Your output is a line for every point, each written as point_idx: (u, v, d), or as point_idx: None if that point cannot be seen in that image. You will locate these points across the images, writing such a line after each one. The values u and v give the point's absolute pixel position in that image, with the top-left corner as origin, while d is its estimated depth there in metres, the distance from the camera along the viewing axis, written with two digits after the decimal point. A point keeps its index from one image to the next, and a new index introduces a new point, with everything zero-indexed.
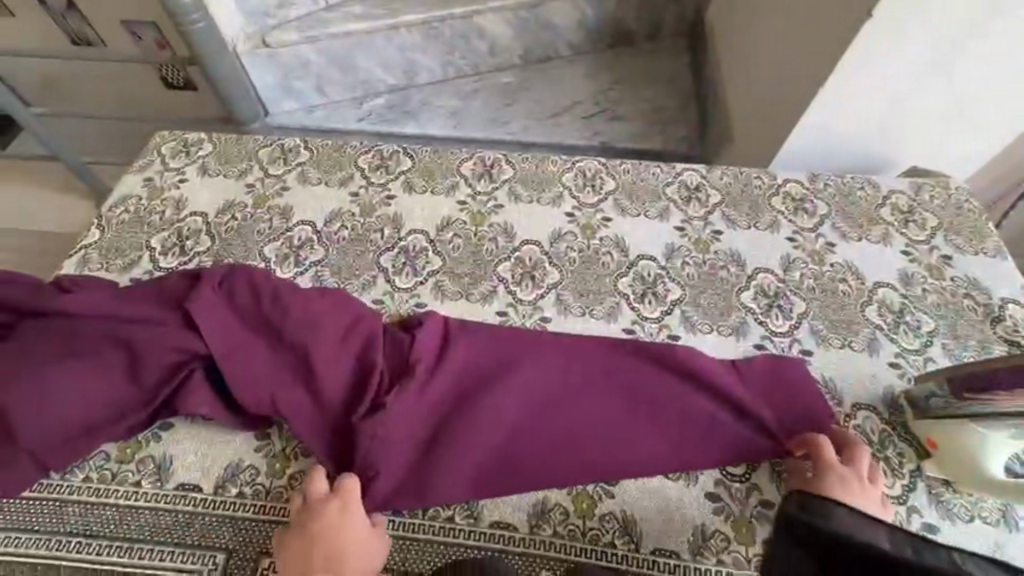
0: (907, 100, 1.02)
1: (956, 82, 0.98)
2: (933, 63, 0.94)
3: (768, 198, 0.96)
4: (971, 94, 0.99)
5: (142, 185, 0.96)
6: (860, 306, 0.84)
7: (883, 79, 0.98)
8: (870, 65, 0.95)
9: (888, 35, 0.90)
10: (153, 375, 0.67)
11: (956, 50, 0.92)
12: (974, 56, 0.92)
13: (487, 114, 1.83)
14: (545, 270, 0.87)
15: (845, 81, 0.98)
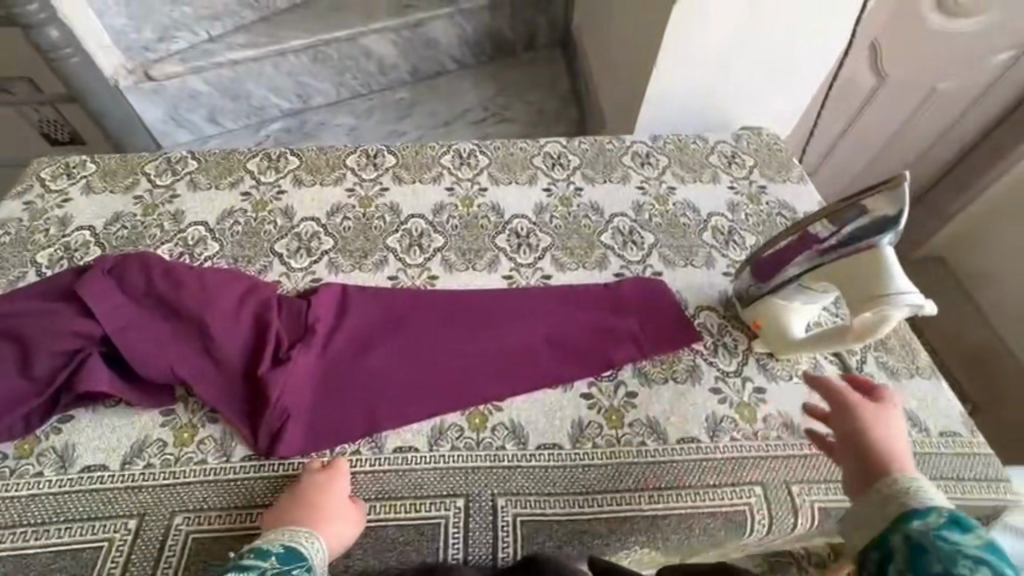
0: (724, 72, 1.24)
1: (756, 55, 1.21)
2: (733, 35, 1.17)
3: (619, 158, 1.12)
4: (773, 61, 1.23)
5: (22, 208, 0.96)
6: (699, 233, 1.00)
7: (700, 53, 1.21)
8: (689, 46, 1.19)
9: (693, 21, 1.14)
10: (49, 368, 0.69)
11: (745, 20, 1.14)
12: (761, 25, 1.15)
13: (383, 128, 1.94)
14: (430, 237, 0.96)
15: (671, 56, 1.21)
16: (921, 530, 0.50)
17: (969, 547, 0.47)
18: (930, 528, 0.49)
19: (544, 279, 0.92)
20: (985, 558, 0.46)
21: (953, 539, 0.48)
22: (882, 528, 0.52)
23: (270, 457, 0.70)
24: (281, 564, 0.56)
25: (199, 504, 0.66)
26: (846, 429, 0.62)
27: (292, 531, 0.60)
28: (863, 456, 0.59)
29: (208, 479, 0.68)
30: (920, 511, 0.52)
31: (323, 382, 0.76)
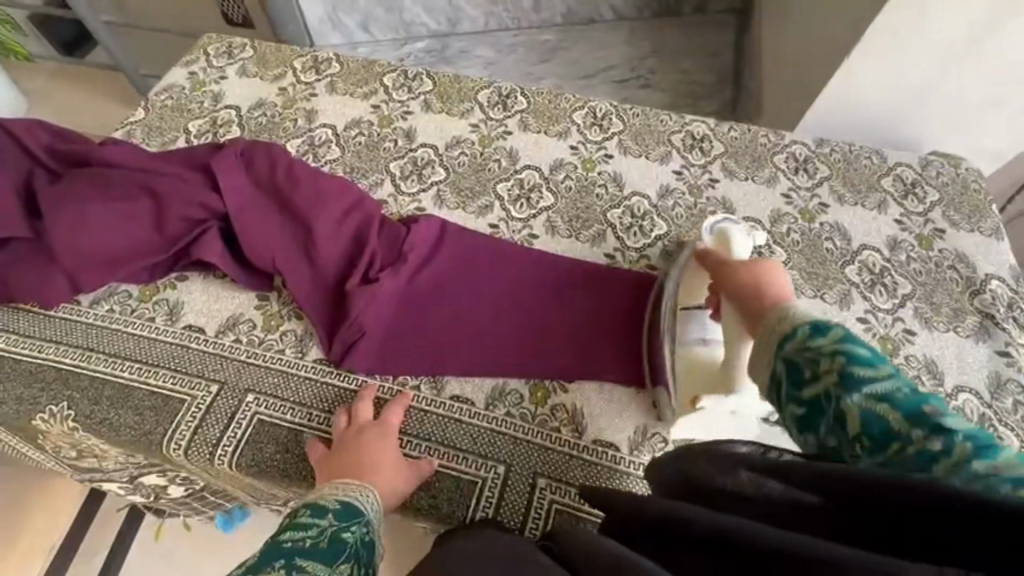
0: (924, 86, 1.04)
1: (976, 77, 0.99)
2: (945, 54, 0.96)
3: (771, 156, 0.98)
4: (996, 88, 1.00)
5: (186, 77, 1.04)
6: (841, 265, 0.86)
7: (897, 66, 1.01)
8: (885, 59, 1.00)
9: (898, 33, 0.94)
10: (181, 231, 0.75)
11: (973, 37, 0.92)
12: (987, 46, 0.93)
13: (521, 68, 1.87)
14: (541, 193, 0.91)
15: (856, 69, 1.02)
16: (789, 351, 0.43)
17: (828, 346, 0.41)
18: (799, 344, 0.43)
19: (648, 269, 0.84)
20: (838, 345, 0.41)
21: (816, 342, 0.42)
22: (770, 357, 0.46)
23: (339, 367, 0.73)
24: (338, 521, 0.52)
25: (270, 389, 0.71)
26: (736, 292, 0.57)
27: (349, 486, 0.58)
28: (749, 308, 0.53)
29: (282, 370, 0.72)
30: (791, 332, 0.44)
31: (403, 307, 0.77)
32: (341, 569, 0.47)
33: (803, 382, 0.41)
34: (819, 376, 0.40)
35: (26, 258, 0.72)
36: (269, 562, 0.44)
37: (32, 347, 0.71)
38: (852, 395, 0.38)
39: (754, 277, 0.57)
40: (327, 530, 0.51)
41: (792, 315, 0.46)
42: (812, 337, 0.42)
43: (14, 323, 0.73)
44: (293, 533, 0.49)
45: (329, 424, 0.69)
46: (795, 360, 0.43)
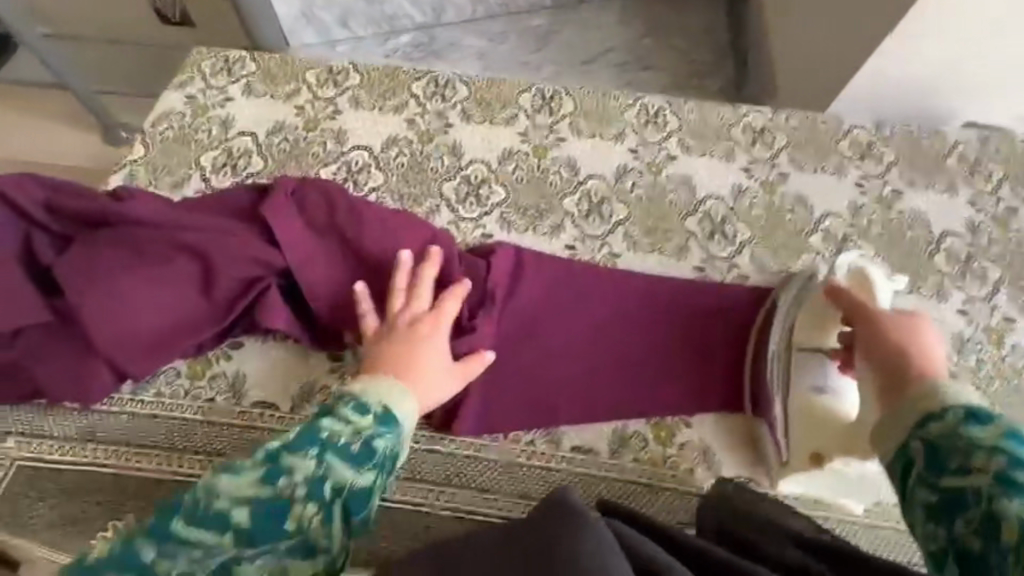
0: (965, 58, 1.02)
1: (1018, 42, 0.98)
2: (989, 23, 0.96)
3: (834, 143, 0.94)
4: None
5: (184, 101, 0.90)
6: (929, 254, 0.83)
7: (941, 39, 0.99)
8: (930, 32, 0.98)
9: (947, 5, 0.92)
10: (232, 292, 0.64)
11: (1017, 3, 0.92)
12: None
13: (517, 57, 1.76)
14: (612, 205, 0.84)
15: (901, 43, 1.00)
16: (934, 432, 0.44)
17: (986, 438, 0.42)
18: (947, 428, 0.44)
19: (741, 280, 0.79)
20: (998, 443, 0.42)
21: (970, 431, 0.43)
22: (904, 432, 0.46)
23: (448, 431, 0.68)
24: (374, 424, 0.56)
25: None
26: (879, 352, 0.55)
27: (388, 387, 0.58)
28: (893, 376, 0.52)
29: None
30: (940, 411, 0.45)
31: (497, 354, 0.71)
32: (365, 479, 0.54)
33: (948, 469, 0.42)
34: (973, 470, 0.41)
35: (53, 348, 0.61)
36: (301, 449, 0.53)
37: (76, 451, 0.61)
38: (1010, 499, 0.39)
39: (899, 335, 0.56)
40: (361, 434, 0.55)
41: (947, 392, 0.47)
42: (966, 424, 0.43)
43: (47, 426, 0.62)
44: (334, 425, 0.55)
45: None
46: (943, 443, 0.43)
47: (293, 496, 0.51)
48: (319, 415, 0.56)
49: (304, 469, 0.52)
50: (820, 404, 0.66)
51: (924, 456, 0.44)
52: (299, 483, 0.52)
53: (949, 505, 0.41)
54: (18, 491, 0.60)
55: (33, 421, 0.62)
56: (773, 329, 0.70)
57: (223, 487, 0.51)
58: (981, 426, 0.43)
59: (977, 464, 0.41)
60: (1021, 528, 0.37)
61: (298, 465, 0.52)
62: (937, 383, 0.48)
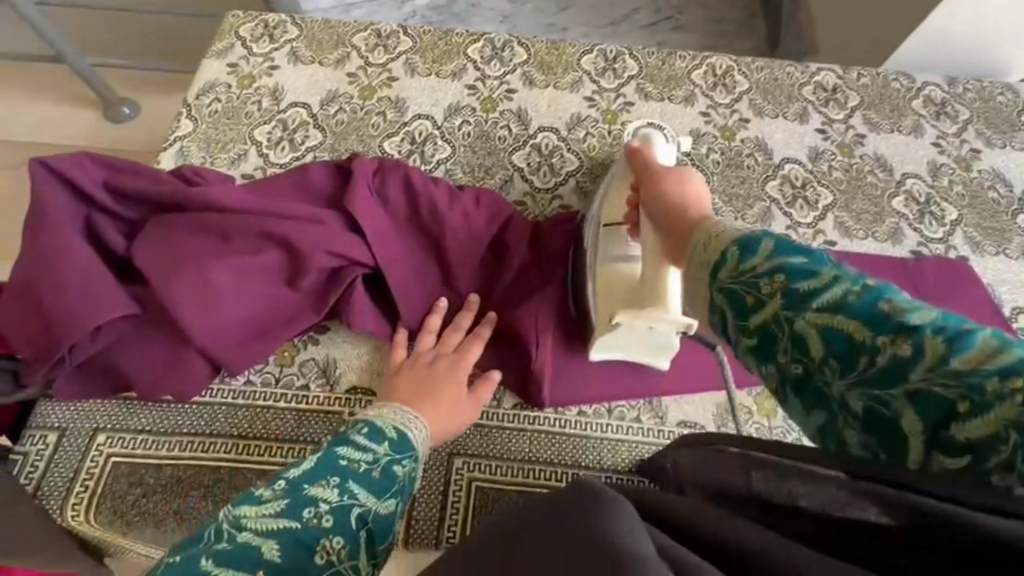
0: None
1: None
2: None
3: (908, 101, 0.91)
4: None
5: (228, 72, 0.84)
6: (1011, 215, 0.81)
7: None
8: None
9: None
10: (320, 283, 0.62)
11: None
12: None
13: (541, 20, 1.68)
14: (689, 172, 0.81)
15: None
16: (722, 279, 0.37)
17: (759, 263, 0.36)
18: (734, 269, 0.37)
19: (828, 246, 0.77)
20: (774, 264, 0.35)
21: (750, 264, 0.36)
22: (704, 287, 0.39)
23: (544, 411, 0.64)
24: (393, 452, 0.50)
25: (476, 449, 0.61)
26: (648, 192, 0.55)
27: (398, 408, 0.54)
28: (669, 224, 0.49)
29: (484, 424, 0.63)
30: (723, 252, 0.39)
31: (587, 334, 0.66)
32: (390, 505, 0.45)
33: (747, 308, 0.35)
34: (764, 297, 0.34)
35: (144, 342, 0.59)
36: (319, 478, 0.44)
37: (173, 446, 0.58)
38: (804, 314, 0.33)
39: (677, 192, 0.52)
40: (382, 459, 0.48)
41: (724, 230, 0.41)
42: (740, 259, 0.37)
43: (138, 421, 0.59)
44: (353, 451, 0.48)
45: (557, 478, 0.61)
46: (736, 284, 0.36)
47: (319, 532, 0.40)
48: (335, 443, 0.49)
49: (327, 501, 0.42)
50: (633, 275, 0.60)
51: (727, 305, 0.37)
52: (324, 515, 0.41)
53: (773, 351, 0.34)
54: (117, 488, 0.56)
55: (123, 417, 0.59)
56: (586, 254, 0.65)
57: (232, 523, 0.39)
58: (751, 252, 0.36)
59: (766, 288, 0.34)
60: (821, 331, 0.32)
61: (320, 497, 0.42)
62: (708, 224, 0.44)
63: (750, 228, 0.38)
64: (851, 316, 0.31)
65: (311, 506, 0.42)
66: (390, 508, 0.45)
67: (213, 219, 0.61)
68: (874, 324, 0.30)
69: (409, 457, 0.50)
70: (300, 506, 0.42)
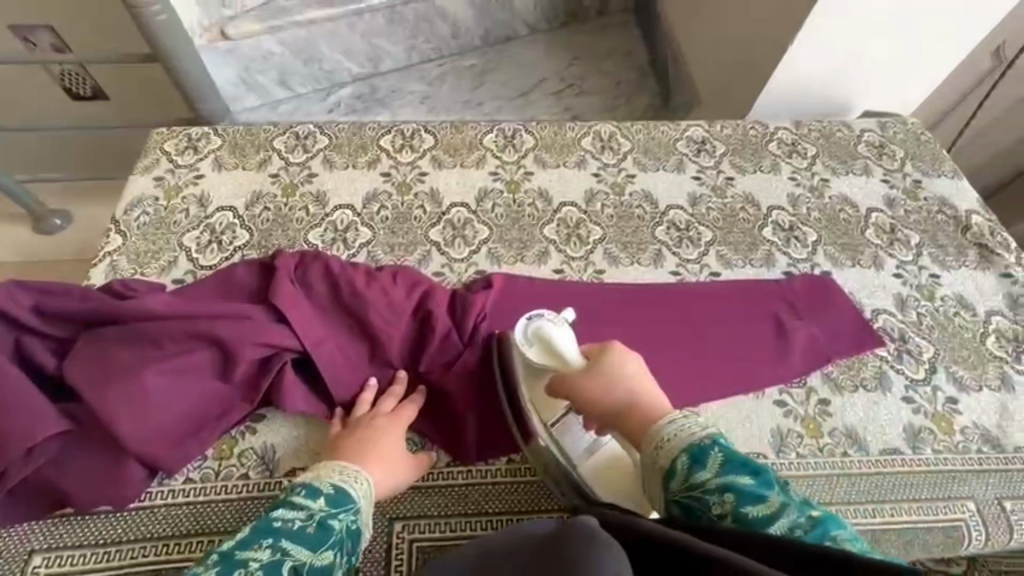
0: (850, 63, 1.22)
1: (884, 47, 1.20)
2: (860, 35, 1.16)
3: (765, 145, 1.07)
4: (899, 51, 1.21)
5: (154, 185, 0.90)
6: (861, 230, 0.96)
7: (829, 48, 1.18)
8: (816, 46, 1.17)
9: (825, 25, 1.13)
10: (253, 377, 0.67)
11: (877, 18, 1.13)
12: (886, 24, 1.15)
13: (458, 98, 1.84)
14: (587, 227, 0.92)
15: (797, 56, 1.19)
16: (679, 491, 0.55)
17: (711, 482, 0.53)
18: (686, 484, 0.54)
19: (713, 276, 0.88)
20: (723, 484, 0.53)
21: (700, 480, 0.54)
22: (662, 492, 0.57)
23: (476, 464, 0.69)
24: (329, 507, 0.57)
25: (414, 511, 0.65)
26: (590, 410, 0.66)
27: (345, 468, 0.61)
28: (625, 426, 0.63)
29: (420, 486, 0.67)
30: (672, 467, 0.56)
31: None
32: (326, 556, 0.53)
33: (704, 516, 0.53)
34: (717, 515, 0.52)
35: (78, 454, 0.61)
36: (252, 542, 0.52)
37: (112, 556, 0.59)
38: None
39: (612, 391, 0.64)
40: (317, 514, 0.56)
41: (681, 439, 0.57)
42: (694, 473, 0.54)
43: (77, 536, 0.60)
44: (288, 512, 0.55)
45: (472, 527, 0.65)
46: (689, 499, 0.54)
47: None
48: (274, 507, 0.57)
49: (259, 559, 0.50)
50: (613, 455, 0.68)
51: (683, 514, 0.55)
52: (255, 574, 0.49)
53: None
54: None
55: (59, 534, 0.60)
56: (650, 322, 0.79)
57: None
58: (702, 470, 0.54)
59: (718, 507, 0.52)
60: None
61: (252, 558, 0.50)
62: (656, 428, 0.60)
63: (698, 440, 0.56)
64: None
65: (246, 566, 0.49)
66: (325, 558, 0.53)
67: (147, 328, 0.65)
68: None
69: (345, 509, 0.57)
70: (235, 564, 0.50)
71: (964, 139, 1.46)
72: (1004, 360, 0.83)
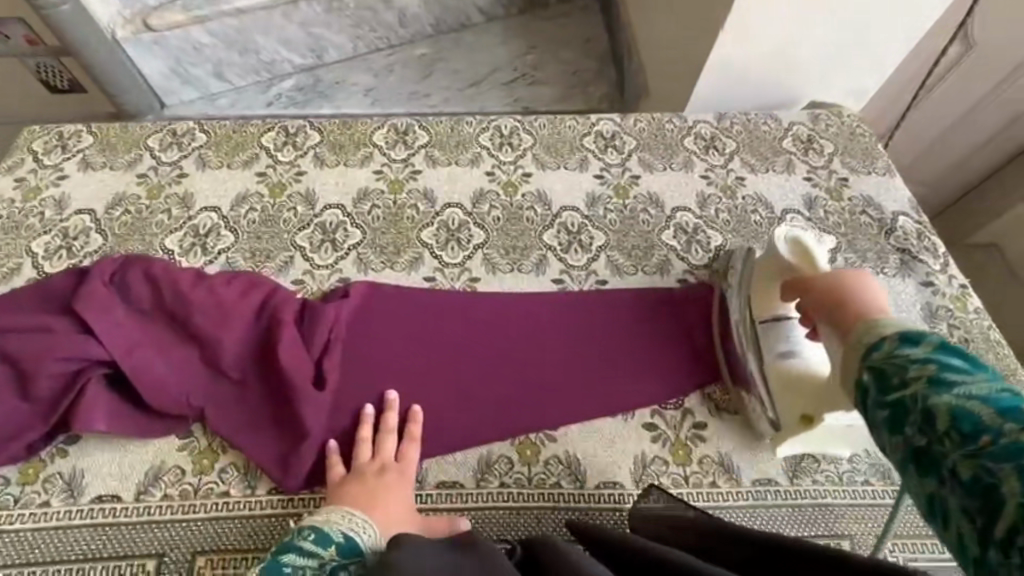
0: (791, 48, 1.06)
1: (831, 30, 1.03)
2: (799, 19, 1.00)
3: (681, 139, 0.98)
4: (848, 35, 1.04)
5: (13, 186, 0.86)
6: (772, 233, 0.88)
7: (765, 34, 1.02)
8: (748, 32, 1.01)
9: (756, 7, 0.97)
10: (50, 401, 0.62)
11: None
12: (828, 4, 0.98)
13: (404, 88, 1.73)
14: (469, 230, 0.85)
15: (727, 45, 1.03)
16: (873, 358, 0.39)
17: (919, 352, 0.37)
18: (888, 352, 0.38)
19: (599, 285, 0.82)
20: (931, 352, 0.36)
21: (906, 353, 0.37)
22: (852, 369, 0.41)
23: (301, 493, 0.63)
24: (339, 556, 0.53)
25: (221, 544, 0.60)
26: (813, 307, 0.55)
27: (349, 513, 0.57)
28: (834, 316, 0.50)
29: (231, 516, 0.61)
30: (874, 342, 0.41)
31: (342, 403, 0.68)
32: None
33: (892, 385, 0.37)
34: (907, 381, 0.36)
35: None
36: None
37: None
38: (941, 394, 0.33)
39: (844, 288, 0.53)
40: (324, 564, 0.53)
41: (893, 326, 0.41)
42: (901, 346, 0.38)
43: None
44: (297, 558, 0.53)
45: None
46: (882, 366, 0.38)
47: None
48: (283, 546, 0.54)
49: None
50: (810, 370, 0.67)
51: (868, 384, 0.39)
52: None
53: (895, 420, 0.36)
54: None
55: None
56: (734, 293, 0.75)
57: None
58: (911, 343, 0.38)
59: (912, 373, 0.36)
60: (953, 409, 0.32)
61: None
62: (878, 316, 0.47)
63: (917, 328, 0.40)
64: (1005, 414, 0.30)
65: None
66: None
67: None
68: (1011, 413, 0.30)
69: (352, 560, 0.53)
70: None
71: (907, 158, 1.42)
72: None
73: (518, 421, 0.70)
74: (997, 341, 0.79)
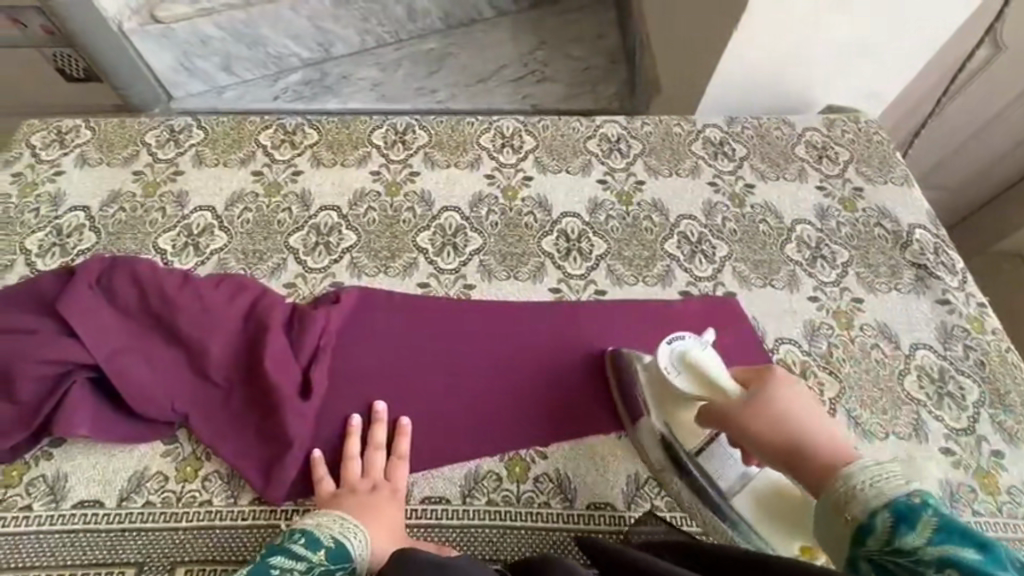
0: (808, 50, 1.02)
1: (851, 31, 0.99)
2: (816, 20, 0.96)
3: (689, 144, 0.95)
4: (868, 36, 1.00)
5: (10, 181, 0.86)
6: (780, 244, 0.85)
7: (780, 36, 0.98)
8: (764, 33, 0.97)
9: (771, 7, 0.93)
10: (36, 402, 0.62)
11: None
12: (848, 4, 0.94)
13: (411, 84, 1.71)
14: (466, 235, 0.83)
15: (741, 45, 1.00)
16: (874, 550, 0.40)
17: (922, 546, 0.38)
18: (885, 542, 0.40)
19: (598, 295, 0.79)
20: (938, 548, 0.37)
21: (909, 545, 0.39)
22: (847, 552, 0.43)
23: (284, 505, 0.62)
24: (328, 561, 0.54)
25: (201, 554, 0.58)
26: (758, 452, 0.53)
27: (341, 519, 0.57)
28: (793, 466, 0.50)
29: (213, 526, 0.60)
30: (865, 523, 0.42)
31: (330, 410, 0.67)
32: None
33: None
34: None
35: None
36: None
37: None
38: None
39: (781, 423, 0.52)
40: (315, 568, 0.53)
41: (871, 489, 0.43)
42: (898, 533, 0.40)
43: None
44: (287, 560, 0.53)
45: None
46: (890, 562, 0.39)
47: None
48: (271, 550, 0.54)
49: None
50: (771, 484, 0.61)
51: None
52: None
53: None
54: None
55: None
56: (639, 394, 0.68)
57: None
58: (910, 530, 0.39)
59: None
60: None
61: None
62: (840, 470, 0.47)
63: (904, 493, 0.42)
64: None
65: None
66: None
67: None
68: None
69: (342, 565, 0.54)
70: None
71: (927, 164, 1.37)
72: (921, 404, 0.72)
73: (507, 434, 0.68)
74: (1015, 364, 0.76)
